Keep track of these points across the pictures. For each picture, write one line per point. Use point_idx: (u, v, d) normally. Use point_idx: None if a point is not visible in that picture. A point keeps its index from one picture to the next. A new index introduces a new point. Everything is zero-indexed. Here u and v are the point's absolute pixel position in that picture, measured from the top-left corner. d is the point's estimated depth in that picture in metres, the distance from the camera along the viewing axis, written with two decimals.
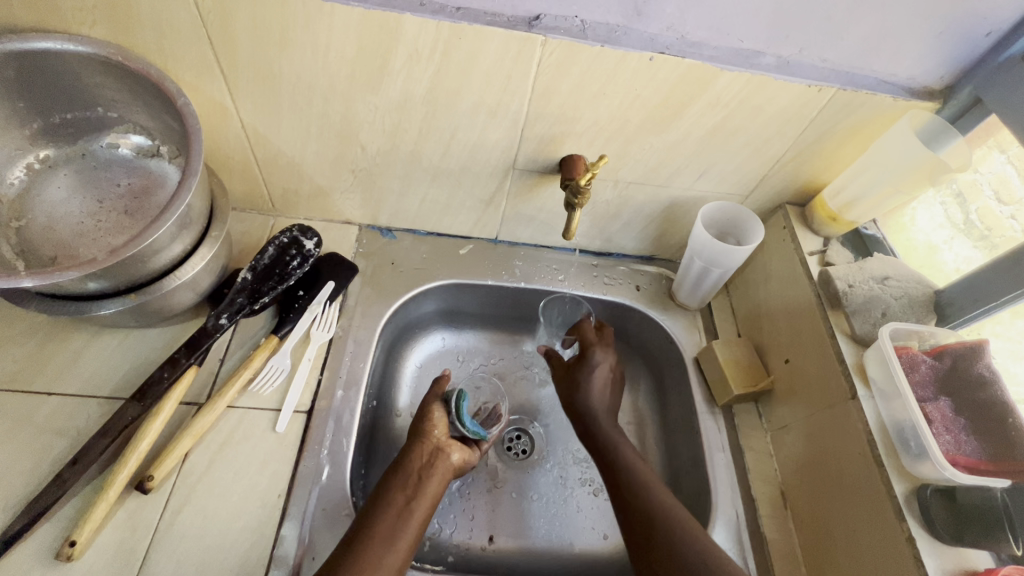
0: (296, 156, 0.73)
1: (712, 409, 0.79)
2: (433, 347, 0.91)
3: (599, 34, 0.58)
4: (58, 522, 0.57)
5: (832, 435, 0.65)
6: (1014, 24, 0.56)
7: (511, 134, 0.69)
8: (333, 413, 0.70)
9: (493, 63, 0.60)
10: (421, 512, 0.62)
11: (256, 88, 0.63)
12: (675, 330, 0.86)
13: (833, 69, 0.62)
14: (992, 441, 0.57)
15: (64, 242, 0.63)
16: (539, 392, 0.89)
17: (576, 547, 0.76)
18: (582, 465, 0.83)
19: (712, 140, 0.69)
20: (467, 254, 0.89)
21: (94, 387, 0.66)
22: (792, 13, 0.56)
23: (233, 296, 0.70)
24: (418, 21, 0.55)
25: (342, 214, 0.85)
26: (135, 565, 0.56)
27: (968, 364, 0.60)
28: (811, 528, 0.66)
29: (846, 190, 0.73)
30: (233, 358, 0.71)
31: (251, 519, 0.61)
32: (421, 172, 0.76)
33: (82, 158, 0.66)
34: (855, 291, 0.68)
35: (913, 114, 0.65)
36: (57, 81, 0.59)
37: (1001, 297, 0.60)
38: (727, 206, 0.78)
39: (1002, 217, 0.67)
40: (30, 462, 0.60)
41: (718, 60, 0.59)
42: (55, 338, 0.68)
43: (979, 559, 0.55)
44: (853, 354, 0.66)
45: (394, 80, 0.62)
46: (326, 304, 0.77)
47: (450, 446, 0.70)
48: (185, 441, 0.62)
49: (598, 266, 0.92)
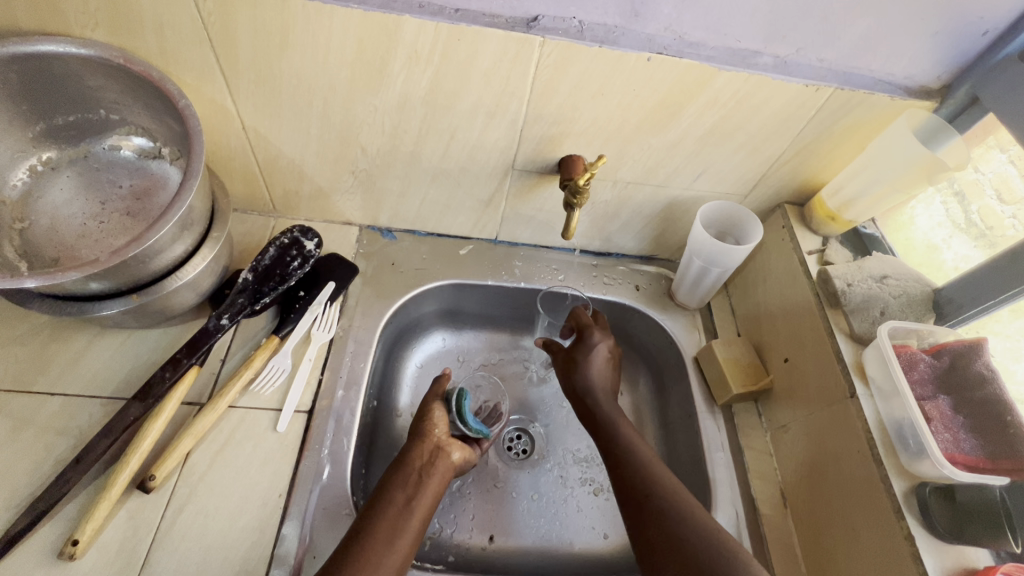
0: (297, 157, 0.74)
1: (712, 408, 0.79)
2: (433, 347, 0.91)
3: (597, 34, 0.58)
4: (59, 522, 0.58)
5: (832, 434, 0.65)
6: (1010, 23, 0.57)
7: (510, 134, 0.69)
8: (334, 413, 0.70)
9: (491, 64, 0.60)
10: (421, 511, 0.62)
11: (256, 89, 0.64)
12: (674, 330, 0.86)
13: (830, 69, 0.62)
14: (990, 439, 0.57)
15: (67, 244, 0.63)
16: (539, 391, 0.90)
17: (575, 546, 0.76)
18: (582, 465, 0.83)
19: (710, 140, 0.69)
20: (467, 255, 0.89)
21: (96, 388, 0.66)
22: (788, 13, 0.56)
23: (234, 296, 0.70)
24: (416, 22, 0.56)
25: (342, 215, 0.85)
26: (137, 565, 0.57)
27: (967, 362, 0.60)
28: (811, 528, 0.66)
29: (845, 189, 0.73)
30: (234, 359, 0.72)
31: (251, 519, 0.61)
32: (421, 173, 0.76)
33: (84, 159, 0.67)
34: (853, 291, 0.69)
35: (910, 114, 0.65)
36: (59, 83, 0.59)
37: (1000, 295, 0.60)
38: (726, 205, 0.79)
39: (1003, 217, 0.67)
40: (32, 462, 0.60)
41: (715, 59, 0.60)
42: (57, 338, 0.69)
43: (978, 558, 0.55)
44: (852, 353, 0.66)
45: (393, 81, 0.62)
46: (326, 304, 0.77)
47: (451, 444, 0.70)
48: (185, 440, 0.62)
49: (598, 266, 0.92)
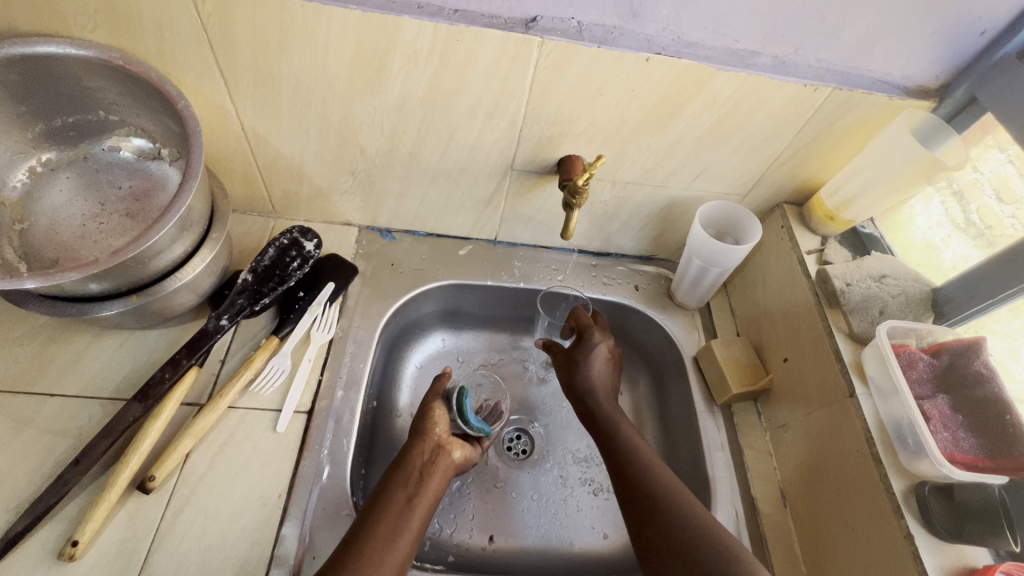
0: (296, 158, 0.74)
1: (712, 408, 0.79)
2: (433, 347, 0.91)
3: (595, 35, 0.58)
4: (58, 523, 0.58)
5: (831, 433, 0.65)
6: (1008, 23, 0.57)
7: (509, 135, 0.69)
8: (334, 413, 0.70)
9: (491, 64, 0.60)
10: (421, 509, 0.62)
11: (255, 90, 0.64)
12: (674, 330, 0.86)
13: (828, 69, 0.62)
14: (989, 437, 0.57)
15: (67, 245, 0.63)
16: (539, 391, 0.90)
17: (575, 547, 0.76)
18: (582, 465, 0.83)
19: (708, 140, 0.70)
20: (467, 255, 0.89)
21: (96, 388, 0.66)
22: (786, 14, 0.56)
23: (234, 297, 0.70)
24: (415, 23, 0.56)
25: (341, 216, 0.86)
26: (136, 565, 0.57)
27: (965, 360, 0.60)
28: (811, 527, 0.66)
29: (843, 188, 0.73)
30: (233, 359, 0.72)
31: (251, 519, 0.61)
32: (420, 173, 0.76)
33: (84, 160, 0.67)
34: (852, 290, 0.69)
35: (908, 113, 0.65)
36: (58, 85, 0.60)
37: (999, 294, 0.61)
38: (725, 205, 0.79)
39: (1002, 217, 0.67)
40: (32, 463, 0.60)
41: (714, 60, 0.60)
42: (57, 339, 0.69)
43: (977, 556, 0.55)
44: (850, 352, 0.66)
45: (392, 81, 0.62)
46: (326, 304, 0.77)
47: (451, 443, 0.70)
48: (185, 441, 0.62)
49: (597, 266, 0.92)
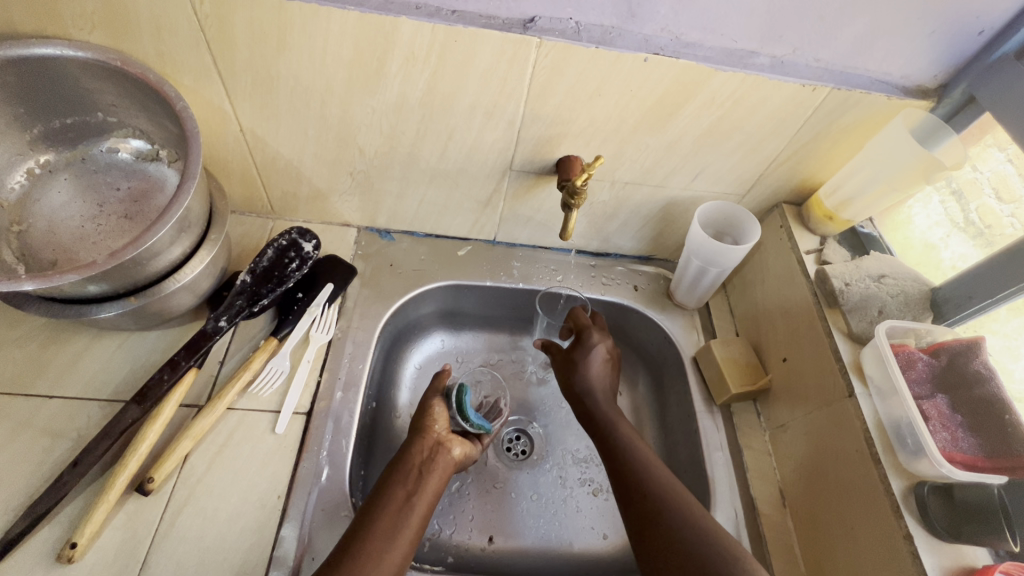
0: (294, 159, 0.74)
1: (711, 408, 0.79)
2: (433, 348, 0.91)
3: (594, 35, 0.58)
4: (57, 524, 0.58)
5: (832, 432, 0.65)
6: (1006, 21, 0.57)
7: (508, 136, 0.69)
8: (333, 414, 0.70)
9: (489, 65, 0.60)
10: (421, 507, 0.62)
11: (254, 91, 0.64)
12: (673, 330, 0.86)
13: (827, 69, 0.62)
14: (987, 436, 0.57)
15: (65, 246, 0.63)
16: (539, 392, 0.90)
17: (575, 547, 0.76)
18: (582, 466, 0.83)
19: (706, 141, 0.70)
20: (466, 255, 0.89)
21: (94, 389, 0.66)
22: (785, 13, 0.56)
23: (233, 298, 0.71)
24: (412, 24, 0.56)
25: (340, 217, 0.86)
26: (135, 566, 0.57)
27: (964, 360, 0.60)
28: (810, 528, 0.66)
29: (842, 188, 0.73)
30: (233, 360, 0.72)
31: (250, 520, 0.61)
32: (419, 173, 0.76)
33: (82, 162, 0.67)
34: (851, 290, 0.69)
35: (906, 113, 0.65)
36: (55, 86, 0.59)
37: (997, 294, 0.61)
38: (723, 206, 0.79)
39: (1002, 216, 0.67)
40: (31, 464, 0.60)
41: (712, 60, 0.60)
42: (56, 340, 0.69)
43: (976, 556, 0.55)
44: (849, 352, 0.66)
45: (390, 82, 0.62)
46: (325, 305, 0.77)
47: (451, 440, 0.70)
48: (185, 442, 0.62)
49: (596, 266, 0.92)
